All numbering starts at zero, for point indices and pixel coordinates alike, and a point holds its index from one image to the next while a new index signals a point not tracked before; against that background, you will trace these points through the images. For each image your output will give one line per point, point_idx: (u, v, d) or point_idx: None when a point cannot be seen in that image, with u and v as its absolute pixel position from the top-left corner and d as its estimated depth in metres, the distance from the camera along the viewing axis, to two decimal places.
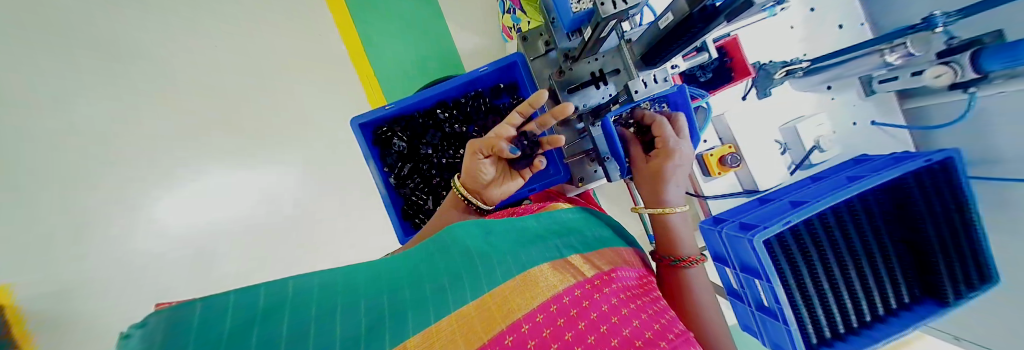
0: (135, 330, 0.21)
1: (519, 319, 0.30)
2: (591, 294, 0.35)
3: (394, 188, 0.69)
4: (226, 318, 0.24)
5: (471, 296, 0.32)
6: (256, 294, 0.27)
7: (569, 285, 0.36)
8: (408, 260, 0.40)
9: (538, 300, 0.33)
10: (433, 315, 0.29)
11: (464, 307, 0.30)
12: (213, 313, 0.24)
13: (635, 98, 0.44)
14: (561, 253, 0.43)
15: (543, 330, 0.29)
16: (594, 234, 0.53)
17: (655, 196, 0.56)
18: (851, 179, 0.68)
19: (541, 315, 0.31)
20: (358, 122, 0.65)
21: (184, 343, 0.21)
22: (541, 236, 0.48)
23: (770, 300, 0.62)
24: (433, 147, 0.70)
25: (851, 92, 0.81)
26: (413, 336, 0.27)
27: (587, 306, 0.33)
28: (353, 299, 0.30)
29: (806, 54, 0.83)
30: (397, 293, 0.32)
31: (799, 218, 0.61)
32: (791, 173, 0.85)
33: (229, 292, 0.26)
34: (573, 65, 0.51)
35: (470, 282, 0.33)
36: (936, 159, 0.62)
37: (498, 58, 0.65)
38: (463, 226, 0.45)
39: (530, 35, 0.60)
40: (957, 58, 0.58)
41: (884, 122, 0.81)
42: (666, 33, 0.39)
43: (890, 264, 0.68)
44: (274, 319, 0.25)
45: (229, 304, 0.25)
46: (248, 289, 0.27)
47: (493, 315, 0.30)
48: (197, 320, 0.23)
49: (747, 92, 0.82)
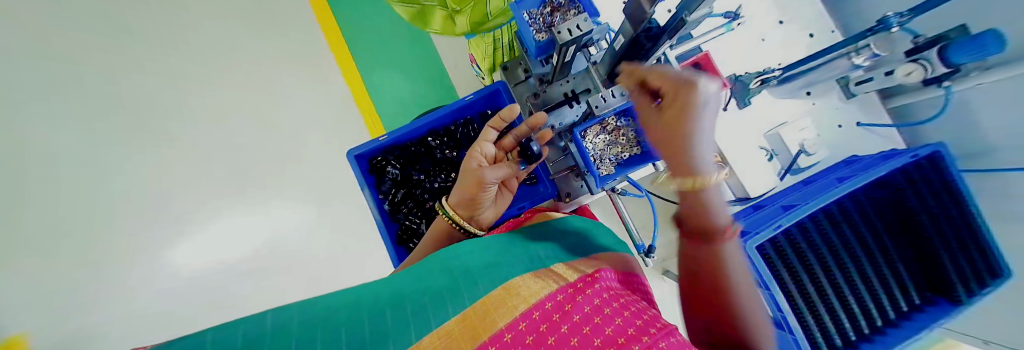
0: None
1: (501, 329, 0.31)
2: (574, 297, 0.36)
3: (388, 214, 0.72)
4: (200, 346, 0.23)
5: (454, 312, 0.34)
6: (233, 332, 0.26)
7: (551, 291, 0.37)
8: (395, 284, 0.40)
9: (521, 309, 0.34)
10: (416, 336, 0.30)
11: (444, 324, 0.31)
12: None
13: (598, 112, 0.47)
14: (543, 263, 0.44)
15: (526, 337, 0.30)
16: (589, 243, 0.53)
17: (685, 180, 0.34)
18: (839, 180, 0.69)
19: (524, 323, 0.32)
20: (353, 153, 0.69)
21: None
22: (525, 248, 0.49)
23: (774, 309, 0.61)
24: (425, 172, 0.73)
25: (832, 96, 0.83)
26: None
27: (569, 310, 0.34)
28: (332, 329, 0.29)
29: (781, 63, 0.86)
30: (380, 315, 0.33)
31: (789, 221, 0.63)
32: (780, 178, 0.86)
33: (205, 334, 0.25)
34: (546, 88, 0.55)
35: (453, 302, 0.35)
36: (924, 153, 0.62)
37: (482, 87, 0.70)
38: (450, 252, 0.48)
39: (510, 65, 0.65)
40: (925, 55, 0.60)
41: (869, 122, 0.82)
42: (622, 53, 0.43)
43: (894, 264, 0.66)
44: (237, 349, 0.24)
45: (205, 342, 0.24)
46: (223, 328, 0.26)
47: (475, 329, 0.31)
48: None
49: (726, 103, 0.85)
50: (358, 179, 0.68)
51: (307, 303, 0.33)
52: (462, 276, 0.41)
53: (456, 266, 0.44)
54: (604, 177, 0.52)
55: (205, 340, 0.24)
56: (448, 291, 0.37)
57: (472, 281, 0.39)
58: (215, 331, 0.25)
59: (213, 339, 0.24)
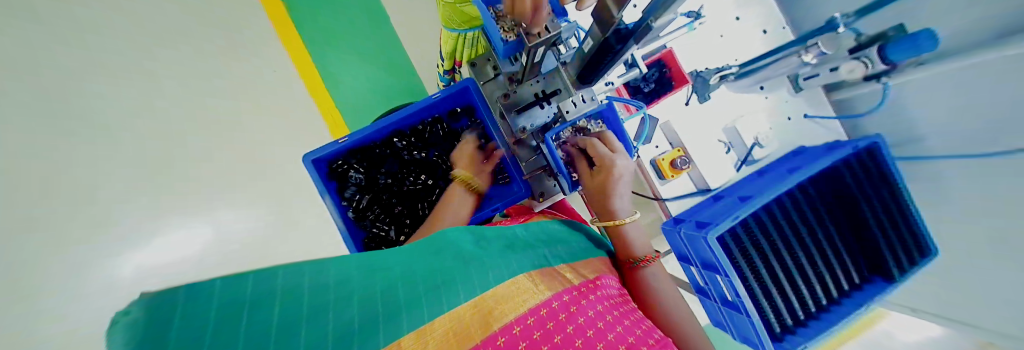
0: (125, 315, 0.17)
1: (511, 321, 0.34)
2: (578, 299, 0.40)
3: (353, 221, 0.67)
4: (225, 296, 0.22)
5: (465, 298, 0.36)
6: (244, 281, 0.24)
7: (558, 292, 0.41)
8: (393, 261, 0.40)
9: (530, 306, 0.37)
10: (428, 315, 0.32)
11: (455, 308, 0.34)
12: (226, 289, 0.22)
13: (567, 118, 0.46)
14: (548, 262, 0.49)
15: (533, 332, 0.33)
16: (578, 245, 0.59)
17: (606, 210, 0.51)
18: (791, 171, 0.75)
19: (532, 318, 0.35)
20: (311, 158, 0.63)
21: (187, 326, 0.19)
22: (529, 245, 0.53)
23: (734, 295, 0.69)
24: (392, 175, 0.69)
25: (781, 90, 0.89)
26: (408, 333, 0.29)
27: (574, 311, 0.37)
28: (346, 297, 0.31)
29: (737, 59, 0.90)
30: (393, 291, 0.34)
31: (747, 212, 0.68)
32: (738, 169, 0.90)
33: (219, 277, 0.22)
34: (517, 88, 0.54)
35: (464, 287, 0.37)
36: (865, 145, 0.71)
37: (451, 84, 0.67)
38: (454, 232, 0.50)
39: (479, 61, 0.64)
40: (867, 53, 0.65)
41: (813, 114, 0.89)
42: (591, 56, 0.42)
43: (838, 248, 0.73)
44: (248, 312, 0.23)
45: (221, 287, 0.22)
46: (261, 272, 0.25)
47: (484, 318, 0.34)
48: (213, 300, 0.21)
49: (689, 98, 0.87)
50: (317, 187, 0.63)
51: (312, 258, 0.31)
52: (474, 264, 0.43)
53: (464, 252, 0.45)
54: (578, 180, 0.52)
55: (244, 285, 0.23)
56: (445, 283, 0.37)
57: (481, 269, 0.42)
58: (251, 276, 0.24)
59: (251, 285, 0.24)
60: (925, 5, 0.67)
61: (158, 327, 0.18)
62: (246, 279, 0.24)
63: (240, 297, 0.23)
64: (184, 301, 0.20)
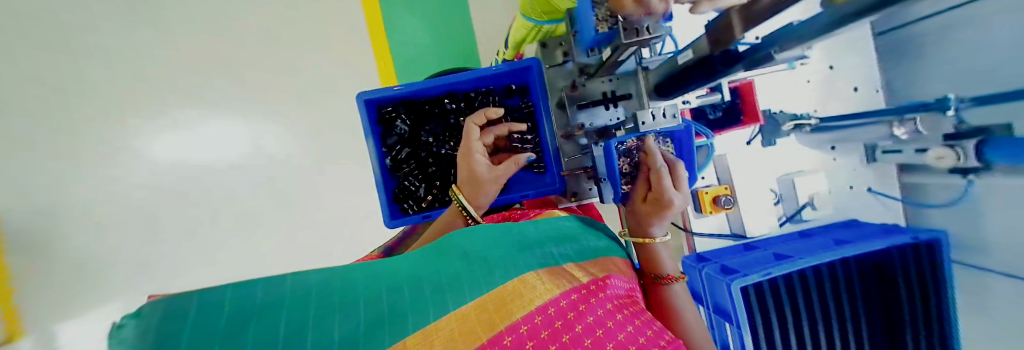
0: (128, 321, 0.23)
1: (519, 320, 0.32)
2: (587, 299, 0.37)
3: (388, 169, 0.69)
4: (223, 311, 0.26)
5: (471, 297, 0.34)
6: (251, 295, 0.28)
7: (564, 291, 0.38)
8: (398, 267, 0.41)
9: (537, 303, 0.35)
10: (433, 315, 0.31)
11: (462, 307, 0.33)
12: (208, 307, 0.26)
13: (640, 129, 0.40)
14: (556, 261, 0.47)
15: (542, 331, 0.31)
16: (595, 243, 0.55)
17: (642, 225, 0.46)
18: (837, 242, 0.71)
19: (540, 317, 0.33)
20: (364, 98, 0.63)
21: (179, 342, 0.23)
22: (538, 244, 0.51)
23: (737, 346, 0.69)
24: (434, 135, 0.70)
25: (854, 156, 0.84)
26: (412, 334, 0.29)
27: (583, 310, 0.35)
28: (350, 299, 0.32)
29: (816, 110, 0.84)
30: (396, 291, 0.34)
31: (781, 271, 0.65)
32: (782, 224, 0.87)
33: (227, 288, 0.27)
34: (587, 82, 0.51)
35: (470, 285, 0.36)
36: (923, 238, 0.63)
37: (513, 60, 0.65)
38: (464, 232, 0.49)
39: (550, 43, 0.61)
40: (963, 143, 0.58)
41: (878, 190, 0.85)
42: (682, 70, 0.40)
43: (859, 331, 0.70)
44: (240, 324, 0.25)
45: (226, 300, 0.27)
46: (245, 285, 0.29)
47: (492, 316, 0.32)
48: (194, 314, 0.25)
49: (753, 137, 0.85)
50: (364, 128, 0.65)
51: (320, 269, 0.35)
52: (478, 262, 0.41)
53: (472, 250, 0.44)
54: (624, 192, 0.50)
55: (225, 299, 0.27)
56: (448, 283, 0.36)
57: (489, 266, 0.40)
58: (235, 292, 0.28)
59: (234, 297, 0.27)
60: None
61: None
62: (231, 292, 0.27)
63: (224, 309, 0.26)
64: (168, 320, 0.24)
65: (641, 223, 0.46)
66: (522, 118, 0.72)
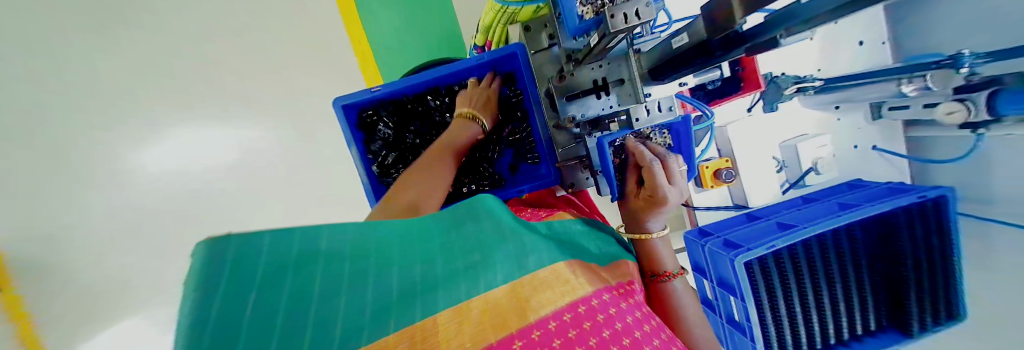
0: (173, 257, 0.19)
1: (549, 314, 0.30)
2: (617, 302, 0.36)
3: (376, 176, 0.65)
4: (260, 260, 0.22)
5: (503, 282, 0.33)
6: (290, 241, 0.24)
7: (598, 289, 0.37)
8: (429, 228, 0.38)
9: (568, 299, 0.33)
10: (468, 294, 0.30)
11: (494, 291, 0.31)
12: (247, 254, 0.21)
13: (634, 127, 0.37)
14: (584, 254, 0.44)
15: (569, 330, 0.29)
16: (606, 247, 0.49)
17: (636, 220, 0.46)
18: (842, 207, 0.71)
19: (569, 314, 0.31)
20: (342, 102, 0.60)
21: (211, 286, 0.19)
22: (559, 230, 0.48)
23: (742, 317, 0.69)
24: (421, 136, 0.67)
25: (858, 114, 0.82)
26: (446, 310, 0.28)
27: (613, 314, 0.33)
28: (385, 265, 0.29)
29: (819, 69, 0.80)
30: (430, 264, 0.32)
31: (784, 243, 0.65)
32: (785, 191, 0.86)
33: (266, 232, 0.23)
34: (575, 71, 0.47)
35: (501, 267, 0.34)
36: (931, 196, 0.63)
37: (497, 48, 0.61)
38: (491, 202, 0.46)
39: (534, 25, 0.56)
40: (974, 96, 0.55)
41: (884, 148, 0.82)
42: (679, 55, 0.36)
43: (863, 293, 0.71)
44: (274, 280, 0.23)
45: (265, 243, 0.23)
46: (284, 230, 0.24)
47: (521, 303, 0.31)
48: (226, 265, 0.20)
49: (754, 105, 0.83)
50: (346, 135, 0.62)
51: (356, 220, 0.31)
52: (509, 241, 0.39)
53: (501, 226, 0.42)
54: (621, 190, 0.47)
55: (260, 247, 0.22)
56: (480, 260, 0.34)
57: (518, 248, 0.38)
58: (270, 237, 0.23)
59: (269, 245, 0.23)
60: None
61: (190, 296, 0.19)
62: (267, 239, 0.23)
63: (258, 262, 0.22)
64: (204, 267, 0.19)
65: (636, 220, 0.45)
66: (511, 109, 0.69)
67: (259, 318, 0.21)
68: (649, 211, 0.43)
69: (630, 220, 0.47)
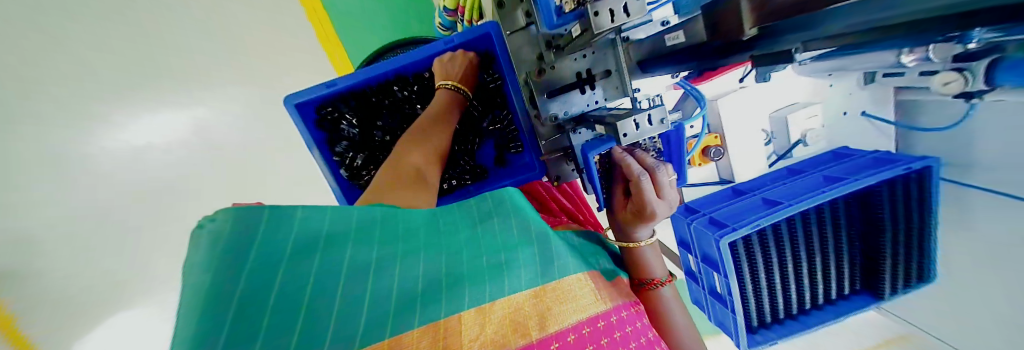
0: (211, 222, 0.25)
1: (568, 327, 0.29)
2: (638, 317, 0.34)
3: (346, 180, 0.60)
4: (291, 236, 0.27)
5: (526, 284, 0.31)
6: (319, 221, 0.29)
7: (619, 304, 0.35)
8: (459, 217, 0.38)
9: (589, 312, 0.31)
10: (488, 294, 0.29)
11: (516, 294, 0.30)
12: (279, 226, 0.27)
13: (622, 141, 0.33)
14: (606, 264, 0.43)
15: (587, 344, 0.29)
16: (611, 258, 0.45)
17: (625, 233, 0.44)
18: (828, 181, 0.70)
19: (587, 329, 0.30)
20: (294, 101, 0.53)
21: (249, 252, 0.25)
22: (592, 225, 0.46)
23: (725, 291, 0.71)
24: (391, 131, 0.61)
25: (850, 79, 0.78)
26: (465, 309, 0.28)
27: (629, 333, 0.31)
28: (409, 251, 0.31)
29: None
30: (456, 255, 0.33)
31: (770, 221, 0.65)
32: (770, 164, 0.86)
33: (297, 207, 0.28)
34: (556, 63, 0.41)
35: (526, 265, 0.33)
36: (917, 167, 0.63)
37: (469, 28, 0.55)
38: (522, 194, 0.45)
39: (507, 0, 0.48)
40: (975, 66, 0.51)
41: (874, 113, 0.80)
42: (672, 55, 0.32)
43: (841, 262, 0.74)
44: (304, 258, 0.27)
45: (296, 218, 0.28)
46: (314, 208, 0.29)
47: (539, 308, 0.30)
48: (261, 234, 0.25)
49: (745, 75, 0.78)
50: (305, 139, 0.55)
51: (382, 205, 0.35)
52: (540, 236, 0.37)
53: (532, 217, 0.40)
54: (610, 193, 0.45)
55: (293, 226, 0.27)
56: (506, 259, 0.33)
57: (546, 244, 0.37)
58: (303, 215, 0.28)
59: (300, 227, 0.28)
60: None
61: (233, 249, 0.24)
62: (299, 219, 0.28)
63: (289, 240, 0.27)
64: (240, 237, 0.25)
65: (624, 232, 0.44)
66: (489, 95, 0.63)
67: (291, 290, 0.25)
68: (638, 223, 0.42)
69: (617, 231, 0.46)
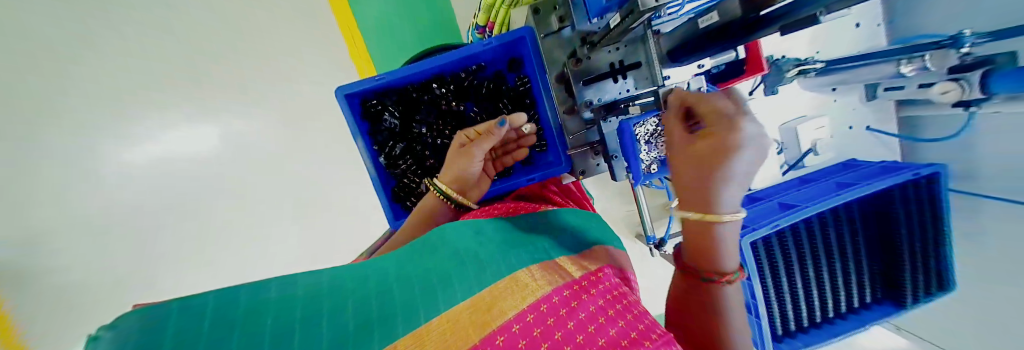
0: (103, 333, 0.18)
1: (509, 321, 0.32)
2: (578, 295, 0.38)
3: (384, 168, 0.66)
4: (203, 315, 0.23)
5: (462, 296, 0.34)
6: (236, 297, 0.26)
7: (556, 287, 0.38)
8: (385, 267, 0.39)
9: (528, 302, 0.35)
10: (423, 317, 0.31)
11: (453, 308, 0.32)
12: (188, 308, 0.23)
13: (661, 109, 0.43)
14: (549, 256, 0.47)
15: (533, 329, 0.32)
16: (555, 244, 0.52)
17: (700, 192, 0.35)
18: (840, 186, 0.72)
19: (531, 315, 0.33)
20: (344, 92, 0.58)
21: (159, 341, 0.19)
22: (529, 239, 0.51)
23: (747, 295, 0.71)
24: (427, 125, 0.66)
25: (853, 96, 0.83)
26: (403, 336, 0.28)
27: (574, 307, 0.36)
28: (339, 300, 0.30)
29: (818, 51, 0.80)
30: (387, 294, 0.33)
31: (786, 222, 0.66)
32: (783, 173, 0.88)
33: (206, 294, 0.24)
34: (591, 54, 0.46)
35: (460, 282, 0.36)
36: (924, 173, 0.64)
37: (504, 33, 0.59)
38: (450, 229, 0.48)
39: (542, 7, 0.53)
40: (968, 75, 0.55)
41: (878, 128, 0.85)
42: (702, 36, 0.37)
43: (861, 268, 0.74)
44: (223, 335, 0.22)
45: (206, 300, 0.24)
46: (225, 291, 0.26)
47: (483, 316, 0.32)
48: (174, 315, 0.22)
49: (754, 89, 0.82)
50: (349, 127, 0.60)
51: (299, 273, 0.32)
52: (468, 260, 0.41)
53: (458, 247, 0.44)
54: (642, 175, 0.47)
55: (205, 306, 0.23)
56: (436, 283, 0.36)
57: (477, 264, 0.40)
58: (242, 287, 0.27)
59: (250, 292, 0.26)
60: None
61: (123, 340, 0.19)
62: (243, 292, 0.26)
63: (241, 304, 0.25)
64: (142, 323, 0.20)
65: (695, 187, 0.35)
66: (517, 97, 0.67)
67: None
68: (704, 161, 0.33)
69: (688, 197, 0.37)
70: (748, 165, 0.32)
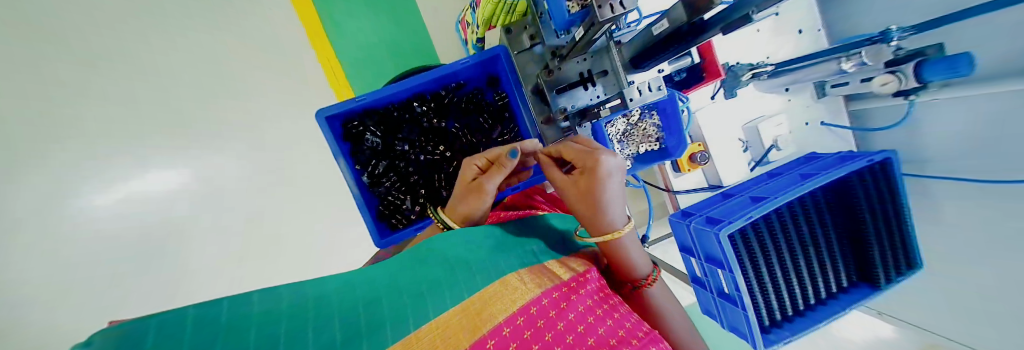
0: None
1: (500, 324, 0.32)
2: (568, 296, 0.38)
3: (367, 187, 0.65)
4: (186, 330, 0.23)
5: (453, 303, 0.34)
6: (217, 313, 0.26)
7: (546, 288, 0.38)
8: (376, 277, 0.39)
9: (518, 304, 0.35)
10: (413, 325, 0.31)
11: (443, 314, 0.33)
12: (166, 324, 0.23)
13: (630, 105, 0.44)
14: (538, 260, 0.48)
15: (525, 331, 0.32)
16: (544, 247, 0.53)
17: (594, 221, 0.50)
18: (804, 177, 0.77)
19: (522, 318, 0.34)
20: (325, 115, 0.58)
21: None
22: (518, 243, 0.52)
23: (732, 289, 0.73)
24: (410, 143, 0.67)
25: (806, 95, 0.90)
26: (394, 344, 0.28)
27: (564, 308, 0.36)
28: (326, 314, 0.30)
29: (768, 56, 0.86)
30: (376, 304, 0.33)
31: (758, 213, 0.70)
32: (752, 169, 0.93)
33: (186, 307, 0.25)
34: (561, 65, 0.49)
35: (450, 290, 0.36)
36: (878, 159, 0.71)
37: (480, 51, 0.62)
38: (440, 237, 0.48)
39: (514, 27, 0.58)
40: (902, 69, 0.62)
41: (832, 123, 0.91)
42: (659, 43, 0.40)
43: (833, 253, 0.78)
44: (208, 345, 0.23)
45: (186, 318, 0.24)
46: (206, 304, 0.26)
47: (472, 322, 0.32)
48: (153, 335, 0.22)
49: (715, 93, 0.88)
50: (332, 147, 0.60)
51: (287, 284, 0.33)
52: (458, 267, 0.41)
53: (449, 255, 0.44)
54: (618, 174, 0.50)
55: (187, 322, 0.24)
56: (427, 291, 0.36)
57: (467, 271, 0.40)
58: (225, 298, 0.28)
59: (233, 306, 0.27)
60: (956, 32, 0.64)
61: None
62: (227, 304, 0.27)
63: (223, 316, 0.26)
64: (121, 342, 0.20)
65: (591, 216, 0.49)
66: (497, 112, 0.70)
67: None
68: (588, 194, 0.48)
69: (594, 229, 0.50)
70: (616, 187, 0.48)
